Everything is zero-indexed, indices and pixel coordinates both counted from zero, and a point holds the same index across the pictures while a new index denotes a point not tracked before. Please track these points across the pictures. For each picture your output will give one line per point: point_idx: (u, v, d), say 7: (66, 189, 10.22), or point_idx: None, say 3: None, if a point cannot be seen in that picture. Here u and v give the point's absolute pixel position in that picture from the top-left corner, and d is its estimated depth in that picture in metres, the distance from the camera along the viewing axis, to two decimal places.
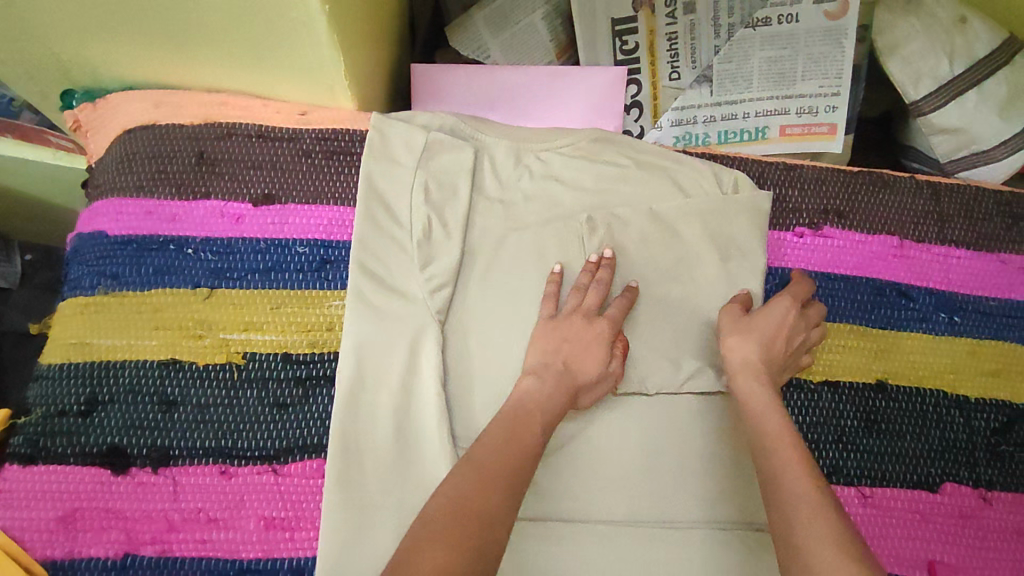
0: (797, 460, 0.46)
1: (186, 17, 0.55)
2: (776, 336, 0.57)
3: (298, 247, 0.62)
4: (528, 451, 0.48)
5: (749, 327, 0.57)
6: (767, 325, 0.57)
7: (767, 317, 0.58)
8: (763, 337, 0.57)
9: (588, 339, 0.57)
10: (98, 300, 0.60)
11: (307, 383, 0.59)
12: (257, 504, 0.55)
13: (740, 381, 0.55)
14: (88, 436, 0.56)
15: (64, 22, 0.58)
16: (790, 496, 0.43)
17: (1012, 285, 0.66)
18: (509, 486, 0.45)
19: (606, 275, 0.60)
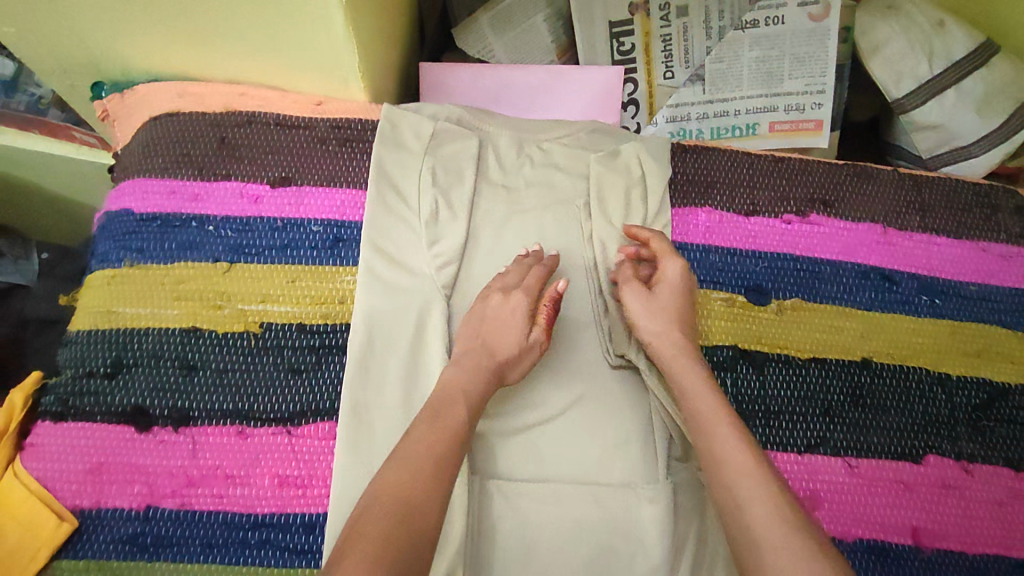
0: (735, 447, 0.52)
1: (216, 12, 0.60)
2: (680, 304, 0.62)
3: (313, 226, 0.66)
4: (453, 439, 0.52)
5: (660, 307, 0.61)
6: (670, 299, 0.62)
7: (671, 292, 0.62)
8: (670, 312, 0.61)
9: (513, 322, 0.60)
10: (125, 271, 0.64)
11: (320, 351, 0.62)
12: (272, 463, 0.59)
13: (664, 358, 0.59)
14: (114, 396, 0.59)
15: (102, 16, 0.63)
16: (734, 474, 0.50)
17: (993, 271, 0.69)
18: (437, 473, 0.50)
19: (529, 258, 0.64)
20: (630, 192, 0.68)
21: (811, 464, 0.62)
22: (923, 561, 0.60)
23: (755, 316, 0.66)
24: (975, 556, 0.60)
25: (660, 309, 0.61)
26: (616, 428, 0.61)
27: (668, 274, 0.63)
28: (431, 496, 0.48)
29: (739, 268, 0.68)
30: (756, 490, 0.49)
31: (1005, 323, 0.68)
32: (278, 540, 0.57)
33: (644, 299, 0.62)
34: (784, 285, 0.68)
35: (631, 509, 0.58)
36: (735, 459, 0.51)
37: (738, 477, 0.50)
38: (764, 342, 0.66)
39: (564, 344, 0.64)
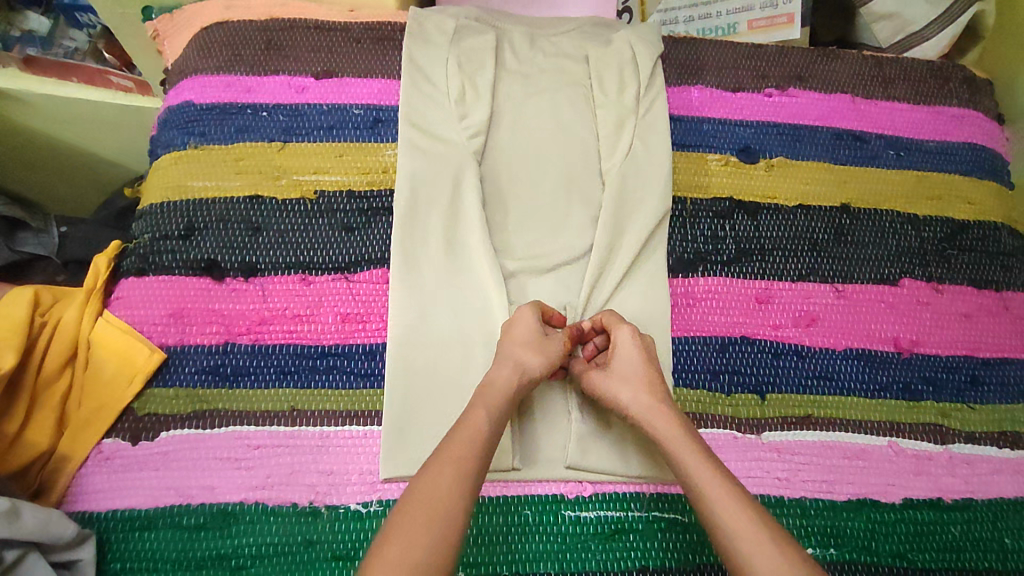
0: (731, 505, 0.50)
1: None
2: (642, 368, 0.60)
3: (355, 109, 0.75)
4: (482, 425, 0.53)
5: (621, 377, 0.60)
6: (625, 361, 0.60)
7: (632, 356, 0.60)
8: (639, 377, 0.59)
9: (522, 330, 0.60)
10: (190, 152, 0.72)
11: (370, 212, 0.70)
12: (334, 303, 0.66)
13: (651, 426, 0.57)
14: (189, 253, 0.67)
15: None
16: (735, 534, 0.48)
17: (948, 131, 0.80)
18: (460, 467, 0.50)
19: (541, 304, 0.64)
20: (623, 70, 0.77)
21: (804, 290, 0.71)
22: (905, 363, 0.69)
23: (747, 172, 0.76)
24: (948, 357, 0.69)
25: (628, 378, 0.60)
26: (621, 259, 0.69)
27: (620, 346, 0.61)
28: (457, 502, 0.48)
29: (730, 136, 0.77)
30: (764, 552, 0.47)
31: (963, 171, 0.78)
32: (345, 365, 0.64)
33: (606, 375, 0.61)
34: (770, 146, 0.77)
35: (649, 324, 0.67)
36: (738, 524, 0.49)
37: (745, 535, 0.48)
38: (756, 194, 0.75)
39: (581, 198, 0.72)
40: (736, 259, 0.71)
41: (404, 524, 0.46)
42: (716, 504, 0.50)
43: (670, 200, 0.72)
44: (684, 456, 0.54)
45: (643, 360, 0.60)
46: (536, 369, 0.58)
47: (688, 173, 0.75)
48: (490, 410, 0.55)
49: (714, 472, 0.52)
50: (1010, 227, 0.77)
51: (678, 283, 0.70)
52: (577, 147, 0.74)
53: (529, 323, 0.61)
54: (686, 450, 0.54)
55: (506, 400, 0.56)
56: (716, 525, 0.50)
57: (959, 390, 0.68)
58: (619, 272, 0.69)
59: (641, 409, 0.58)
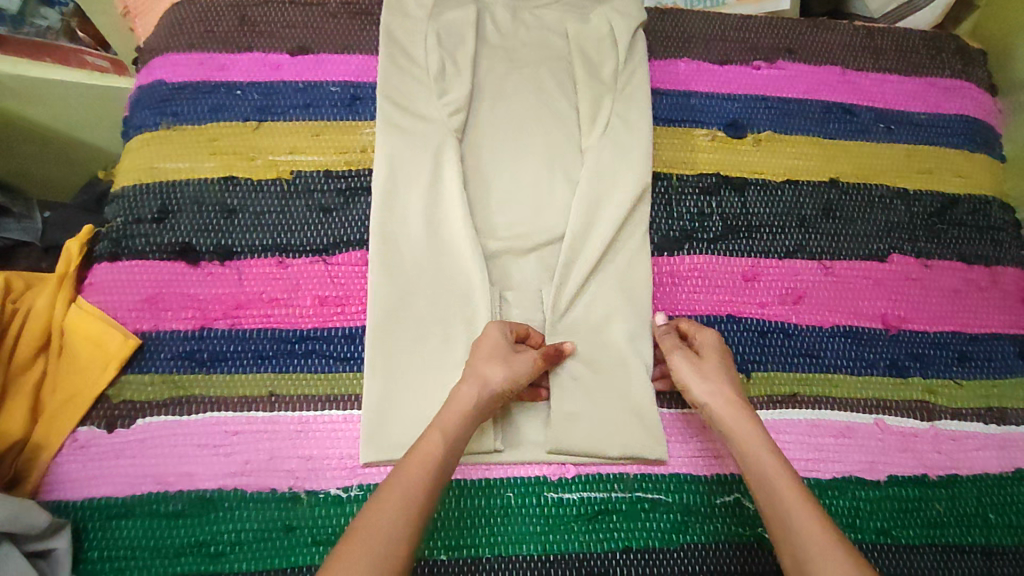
0: (799, 502, 0.48)
1: None
2: (728, 374, 0.58)
3: (332, 87, 0.73)
4: (436, 446, 0.51)
5: (706, 368, 0.58)
6: (712, 358, 0.59)
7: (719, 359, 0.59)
8: (724, 379, 0.57)
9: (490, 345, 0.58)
10: (162, 133, 0.70)
11: (347, 193, 0.69)
12: (312, 286, 0.65)
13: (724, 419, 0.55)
14: (163, 237, 0.66)
15: None
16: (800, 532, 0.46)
17: (940, 102, 0.78)
18: (408, 494, 0.48)
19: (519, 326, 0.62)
20: (601, 44, 0.75)
21: (792, 267, 0.70)
22: (892, 340, 0.68)
23: (734, 147, 0.74)
24: (936, 333, 0.68)
25: (713, 370, 0.58)
26: (599, 237, 0.67)
27: (708, 344, 0.60)
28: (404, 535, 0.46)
29: (717, 111, 0.76)
30: (828, 553, 0.44)
31: (954, 144, 0.76)
32: (323, 349, 0.63)
33: (689, 364, 0.59)
34: (758, 120, 0.75)
35: (630, 302, 0.66)
36: (806, 521, 0.47)
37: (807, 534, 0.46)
38: (743, 169, 0.73)
39: (564, 177, 0.71)
40: (723, 236, 0.70)
41: (356, 538, 0.45)
42: (787, 498, 0.48)
43: (648, 175, 0.70)
44: (759, 452, 0.52)
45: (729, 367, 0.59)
46: (498, 380, 0.56)
47: (672, 149, 0.73)
48: (446, 427, 0.53)
49: (792, 478, 0.50)
50: (1001, 200, 0.75)
51: (663, 262, 0.69)
52: (559, 124, 0.72)
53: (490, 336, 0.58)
54: (763, 447, 0.52)
55: (467, 416, 0.54)
56: (785, 521, 0.48)
57: (946, 366, 0.67)
58: (595, 248, 0.67)
59: (722, 401, 0.56)
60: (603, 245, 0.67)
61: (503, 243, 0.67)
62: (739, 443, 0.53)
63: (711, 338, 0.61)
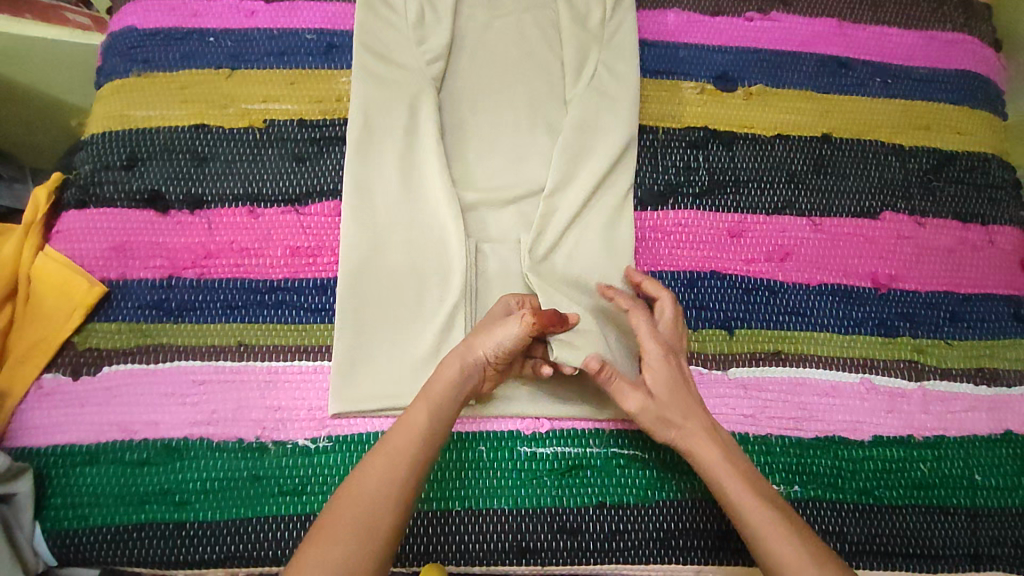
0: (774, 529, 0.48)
1: None
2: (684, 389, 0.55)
3: (307, 34, 0.71)
4: (423, 421, 0.50)
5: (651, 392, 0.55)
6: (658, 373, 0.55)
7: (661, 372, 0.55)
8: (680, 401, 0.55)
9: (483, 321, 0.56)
10: (133, 80, 0.68)
11: (321, 142, 0.67)
12: (283, 236, 0.63)
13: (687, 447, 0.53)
14: (131, 184, 0.64)
15: None
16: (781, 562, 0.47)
17: (940, 57, 0.75)
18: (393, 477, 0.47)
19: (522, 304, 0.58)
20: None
21: (779, 224, 0.67)
22: (882, 299, 0.65)
23: (723, 101, 0.72)
24: (928, 293, 0.66)
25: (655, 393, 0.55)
26: (579, 190, 0.65)
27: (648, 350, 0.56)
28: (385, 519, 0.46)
29: (706, 64, 0.73)
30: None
31: (953, 100, 0.73)
32: (293, 300, 0.61)
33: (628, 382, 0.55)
34: (748, 74, 0.73)
35: (610, 257, 0.64)
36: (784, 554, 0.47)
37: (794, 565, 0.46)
38: (732, 124, 0.71)
39: (545, 128, 0.68)
40: (708, 191, 0.68)
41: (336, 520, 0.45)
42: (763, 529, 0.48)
43: (631, 126, 0.68)
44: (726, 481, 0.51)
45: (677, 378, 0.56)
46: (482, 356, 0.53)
47: (659, 102, 0.71)
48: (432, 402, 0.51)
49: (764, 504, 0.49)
50: (1000, 158, 0.72)
51: (645, 216, 0.67)
52: (541, 74, 0.70)
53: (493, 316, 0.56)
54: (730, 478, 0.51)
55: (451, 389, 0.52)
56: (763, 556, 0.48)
57: (938, 326, 0.65)
58: (575, 201, 0.65)
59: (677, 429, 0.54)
60: (584, 198, 0.65)
61: (480, 195, 0.66)
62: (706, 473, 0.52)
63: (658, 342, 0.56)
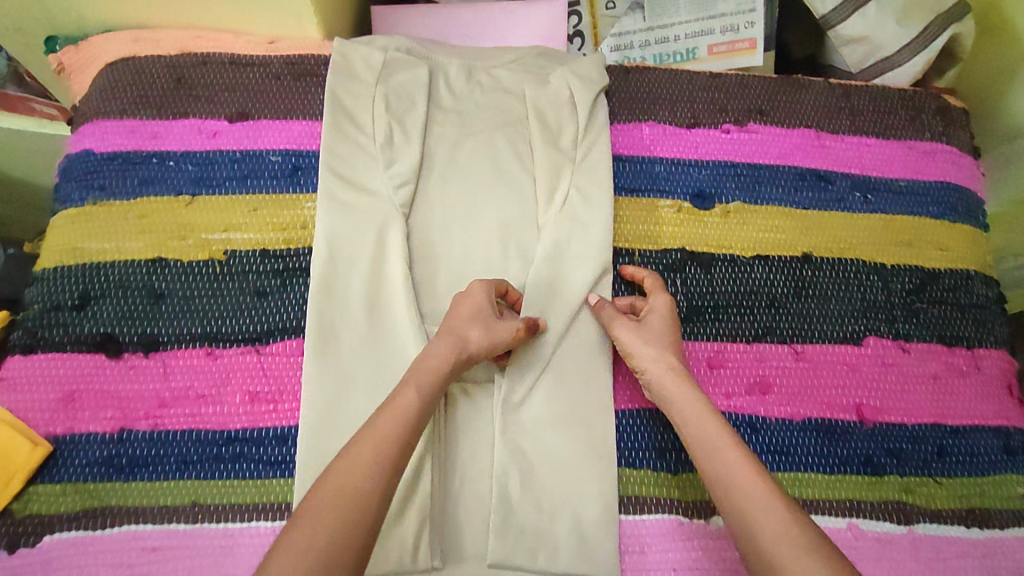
0: (749, 477, 0.51)
1: None
2: (672, 336, 0.61)
3: (272, 156, 0.68)
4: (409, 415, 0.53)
5: (652, 336, 0.60)
6: (659, 326, 0.61)
7: (671, 319, 0.62)
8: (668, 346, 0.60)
9: (468, 303, 0.59)
10: (87, 208, 0.65)
11: (285, 274, 0.64)
12: (243, 380, 0.60)
13: (675, 401, 0.57)
14: (82, 326, 0.61)
15: None
16: (751, 511, 0.49)
17: (920, 168, 0.74)
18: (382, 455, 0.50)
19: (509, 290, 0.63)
20: (559, 111, 0.71)
21: (760, 353, 0.65)
22: (867, 434, 0.63)
23: (699, 219, 0.70)
24: (915, 426, 0.64)
25: (656, 338, 0.60)
26: (554, 325, 0.63)
27: (657, 306, 0.62)
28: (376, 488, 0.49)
29: (683, 178, 0.71)
30: (773, 516, 0.49)
31: (934, 214, 0.72)
32: (252, 452, 0.58)
33: (633, 329, 0.60)
34: (726, 190, 0.71)
35: (587, 398, 0.61)
36: (759, 508, 0.49)
37: (755, 503, 0.50)
38: (710, 244, 0.69)
39: (518, 254, 0.66)
40: (686, 319, 0.66)
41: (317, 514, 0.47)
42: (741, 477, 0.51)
43: (607, 255, 0.66)
44: (711, 440, 0.54)
45: (672, 347, 0.60)
46: (476, 344, 0.57)
47: (634, 224, 0.69)
48: (422, 385, 0.54)
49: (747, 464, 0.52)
50: (984, 275, 0.71)
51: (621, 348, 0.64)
52: (513, 195, 0.68)
53: (478, 296, 0.59)
54: (714, 431, 0.54)
55: (441, 376, 0.55)
56: (740, 510, 0.50)
57: (925, 463, 0.63)
58: (551, 337, 0.63)
59: (662, 370, 0.58)
60: (559, 335, 0.63)
61: None
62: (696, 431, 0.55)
63: (660, 307, 0.62)
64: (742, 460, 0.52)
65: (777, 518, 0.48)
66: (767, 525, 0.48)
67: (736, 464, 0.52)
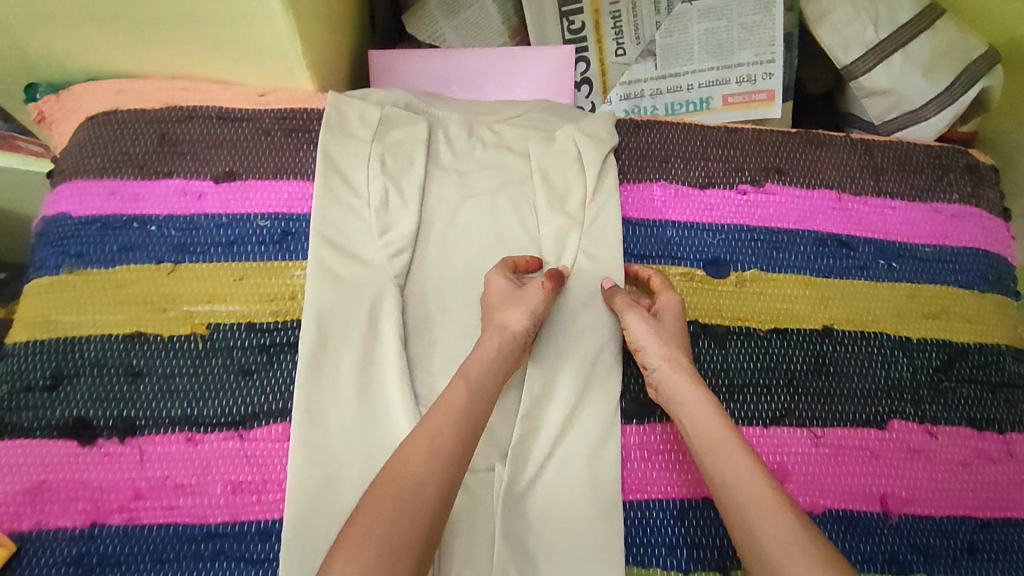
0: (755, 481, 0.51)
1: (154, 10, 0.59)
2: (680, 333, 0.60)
3: (260, 220, 0.64)
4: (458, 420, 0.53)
5: (663, 331, 0.59)
6: (670, 323, 0.60)
7: (679, 317, 0.61)
8: (678, 343, 0.59)
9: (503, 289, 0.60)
10: (64, 277, 0.61)
11: (272, 350, 0.60)
12: (224, 469, 0.56)
13: (682, 401, 0.56)
14: (54, 409, 0.57)
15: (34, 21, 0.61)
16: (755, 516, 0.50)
17: (948, 232, 0.69)
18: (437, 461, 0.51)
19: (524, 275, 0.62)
20: (566, 170, 0.67)
21: (778, 437, 0.61)
22: (892, 528, 0.59)
23: (713, 289, 0.66)
24: (943, 519, 0.60)
25: (666, 333, 0.59)
26: (558, 407, 0.59)
27: (666, 302, 0.61)
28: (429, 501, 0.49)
29: (696, 242, 0.67)
30: (778, 521, 0.49)
31: (962, 282, 0.68)
32: (233, 550, 0.54)
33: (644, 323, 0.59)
34: (742, 256, 0.67)
35: (593, 489, 0.57)
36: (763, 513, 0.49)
37: (761, 508, 0.50)
38: (724, 315, 0.65)
39: None
40: None
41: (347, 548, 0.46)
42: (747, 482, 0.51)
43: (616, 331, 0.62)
44: (717, 443, 0.54)
45: (681, 345, 0.59)
46: (520, 326, 0.57)
47: (644, 295, 0.66)
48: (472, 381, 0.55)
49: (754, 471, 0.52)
50: (1015, 349, 0.67)
51: (630, 432, 0.60)
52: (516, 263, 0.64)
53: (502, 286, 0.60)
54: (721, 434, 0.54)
55: (490, 366, 0.56)
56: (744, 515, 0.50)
57: (954, 560, 0.59)
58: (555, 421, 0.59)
59: (674, 366, 0.58)
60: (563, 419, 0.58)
61: None
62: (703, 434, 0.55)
63: (669, 304, 0.61)
64: (751, 466, 0.52)
65: (786, 526, 0.48)
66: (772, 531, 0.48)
67: (745, 469, 0.52)
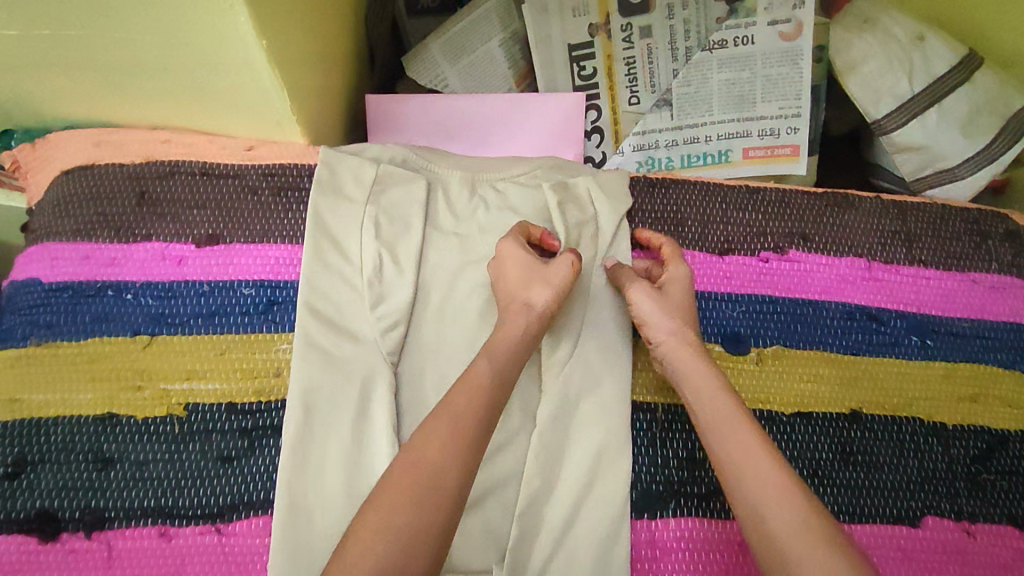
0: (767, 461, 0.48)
1: (134, 65, 0.54)
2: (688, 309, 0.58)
3: (244, 288, 0.59)
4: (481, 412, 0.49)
5: (671, 304, 0.58)
6: (680, 299, 0.58)
7: (688, 290, 0.59)
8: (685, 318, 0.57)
9: (516, 263, 0.58)
10: (31, 352, 0.57)
11: (253, 434, 0.55)
12: (199, 569, 0.52)
13: (691, 375, 0.54)
14: (15, 501, 0.52)
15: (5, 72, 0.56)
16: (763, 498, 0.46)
17: (986, 305, 0.64)
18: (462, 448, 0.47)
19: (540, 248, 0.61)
20: (576, 235, 0.63)
21: None
22: None
23: (732, 367, 0.61)
24: None
25: (673, 307, 0.57)
26: (562, 502, 0.54)
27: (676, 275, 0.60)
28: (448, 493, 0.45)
29: (715, 313, 0.62)
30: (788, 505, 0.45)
31: (1002, 361, 0.63)
32: None
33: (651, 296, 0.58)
34: (763, 331, 0.62)
35: None
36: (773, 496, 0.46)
37: (775, 490, 0.46)
38: (745, 396, 0.60)
39: (523, 413, 0.57)
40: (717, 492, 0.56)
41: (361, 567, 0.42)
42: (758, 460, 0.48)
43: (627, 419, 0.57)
44: (726, 420, 0.50)
45: (687, 319, 0.57)
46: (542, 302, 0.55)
47: None
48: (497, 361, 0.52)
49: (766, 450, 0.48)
50: None
51: (640, 527, 0.55)
52: None
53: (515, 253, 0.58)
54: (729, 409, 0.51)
55: (515, 351, 0.53)
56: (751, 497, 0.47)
57: None
58: (558, 517, 0.54)
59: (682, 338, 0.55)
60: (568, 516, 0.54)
61: None
62: (711, 408, 0.51)
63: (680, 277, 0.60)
64: (759, 442, 0.49)
65: (796, 511, 0.45)
66: (782, 516, 0.45)
67: (753, 446, 0.48)
